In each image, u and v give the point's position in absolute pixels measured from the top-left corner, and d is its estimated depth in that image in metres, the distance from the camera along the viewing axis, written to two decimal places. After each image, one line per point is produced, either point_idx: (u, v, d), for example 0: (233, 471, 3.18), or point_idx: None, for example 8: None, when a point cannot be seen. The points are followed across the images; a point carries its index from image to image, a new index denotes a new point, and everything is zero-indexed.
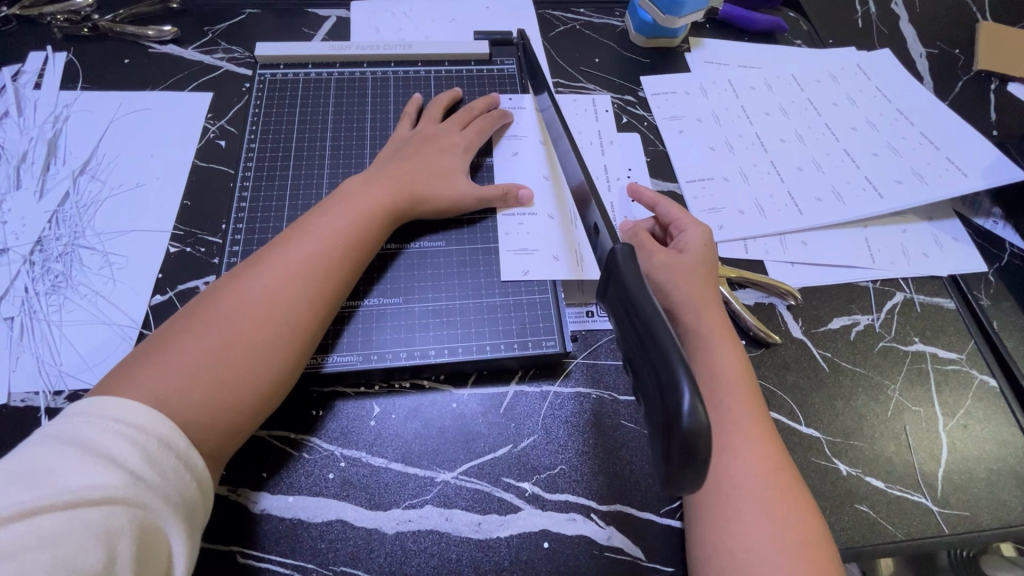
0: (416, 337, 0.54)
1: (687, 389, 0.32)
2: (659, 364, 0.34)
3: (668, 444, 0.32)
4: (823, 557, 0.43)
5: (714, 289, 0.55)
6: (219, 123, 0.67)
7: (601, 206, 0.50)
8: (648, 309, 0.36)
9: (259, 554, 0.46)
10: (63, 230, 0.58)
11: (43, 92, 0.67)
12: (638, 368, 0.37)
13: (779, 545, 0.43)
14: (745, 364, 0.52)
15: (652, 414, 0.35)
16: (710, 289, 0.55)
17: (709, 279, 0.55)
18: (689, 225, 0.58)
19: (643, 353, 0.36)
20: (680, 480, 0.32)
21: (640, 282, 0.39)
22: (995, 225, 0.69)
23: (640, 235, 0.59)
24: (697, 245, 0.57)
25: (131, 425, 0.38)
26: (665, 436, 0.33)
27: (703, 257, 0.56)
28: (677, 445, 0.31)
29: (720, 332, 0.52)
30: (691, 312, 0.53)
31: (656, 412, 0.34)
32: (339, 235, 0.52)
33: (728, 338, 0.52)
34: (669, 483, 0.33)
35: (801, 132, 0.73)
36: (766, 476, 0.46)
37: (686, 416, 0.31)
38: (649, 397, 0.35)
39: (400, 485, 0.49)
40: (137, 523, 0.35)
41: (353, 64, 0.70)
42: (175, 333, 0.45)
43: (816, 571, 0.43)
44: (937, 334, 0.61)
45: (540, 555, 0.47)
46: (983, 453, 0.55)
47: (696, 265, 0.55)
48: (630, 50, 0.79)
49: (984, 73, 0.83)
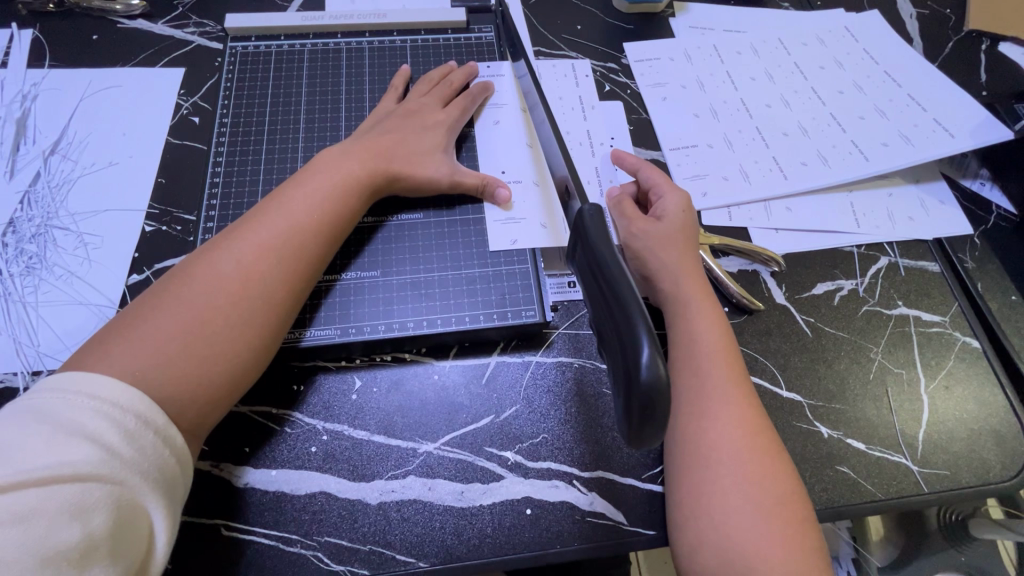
0: (396, 310, 0.54)
1: (646, 344, 0.33)
2: (622, 321, 0.34)
3: (629, 399, 0.33)
4: (799, 515, 0.44)
5: (695, 254, 0.55)
6: (192, 99, 0.65)
7: (574, 171, 0.49)
8: (614, 268, 0.37)
9: (243, 527, 0.46)
10: (36, 212, 0.58)
11: (10, 70, 0.65)
12: (606, 328, 0.37)
13: (754, 504, 0.44)
14: (726, 328, 0.52)
15: (616, 373, 0.36)
16: (692, 255, 0.55)
17: (690, 244, 0.55)
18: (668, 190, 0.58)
19: (609, 313, 0.36)
20: (644, 432, 0.33)
21: (609, 241, 0.39)
22: (981, 186, 0.69)
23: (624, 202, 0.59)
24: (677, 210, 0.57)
25: (106, 402, 0.38)
26: (628, 394, 0.34)
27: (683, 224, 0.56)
28: (636, 399, 0.33)
29: (702, 297, 0.52)
30: (673, 278, 0.53)
31: (620, 370, 0.35)
32: (314, 209, 0.51)
33: (710, 302, 0.52)
34: (631, 438, 0.34)
35: (787, 96, 0.72)
36: (743, 439, 0.46)
37: (645, 370, 0.32)
38: (614, 357, 0.36)
39: (383, 456, 0.49)
40: (115, 500, 0.36)
41: (327, 35, 0.69)
42: (148, 309, 0.44)
43: (792, 528, 0.43)
44: (921, 297, 0.61)
45: (523, 521, 0.47)
46: (964, 413, 0.55)
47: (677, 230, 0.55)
48: (613, 16, 0.77)
49: (975, 33, 0.81)
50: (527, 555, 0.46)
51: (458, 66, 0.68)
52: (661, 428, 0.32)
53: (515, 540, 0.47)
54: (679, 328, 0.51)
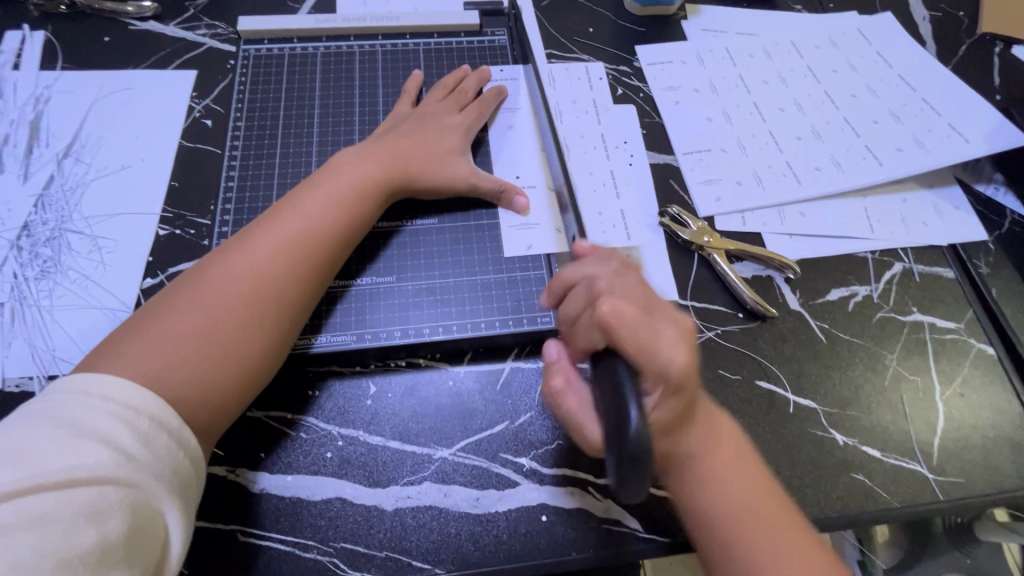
0: (411, 315, 0.54)
1: (633, 406, 0.36)
2: (614, 387, 0.38)
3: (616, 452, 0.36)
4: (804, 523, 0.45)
5: (687, 341, 0.43)
6: (204, 101, 0.65)
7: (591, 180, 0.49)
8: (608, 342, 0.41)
9: (260, 533, 0.46)
10: (50, 215, 0.58)
11: (23, 72, 0.65)
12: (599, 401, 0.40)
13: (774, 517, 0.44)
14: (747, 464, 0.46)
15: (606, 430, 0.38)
16: (681, 352, 0.41)
17: (674, 339, 0.42)
18: (596, 266, 0.47)
19: (601, 383, 0.40)
20: (627, 477, 0.35)
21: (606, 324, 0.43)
22: (996, 192, 0.68)
23: (562, 317, 0.48)
24: (631, 280, 0.46)
25: (121, 404, 0.38)
26: (614, 445, 0.36)
27: (627, 312, 0.41)
28: (621, 457, 0.35)
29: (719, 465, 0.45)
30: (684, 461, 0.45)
31: (609, 425, 0.37)
32: (327, 212, 0.51)
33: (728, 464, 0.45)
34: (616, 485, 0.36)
35: (800, 100, 0.71)
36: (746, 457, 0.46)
37: (632, 433, 0.35)
38: (604, 422, 0.39)
39: (398, 462, 0.49)
40: (131, 503, 0.35)
41: (339, 38, 0.68)
42: (161, 311, 0.44)
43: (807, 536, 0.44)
44: (935, 303, 0.61)
45: (538, 528, 0.47)
46: (979, 420, 0.55)
47: (634, 330, 0.41)
48: (625, 19, 0.77)
49: (989, 36, 0.81)
50: (542, 562, 0.46)
51: (470, 70, 0.68)
52: (643, 474, 0.34)
53: (530, 547, 0.47)
54: (705, 519, 0.44)
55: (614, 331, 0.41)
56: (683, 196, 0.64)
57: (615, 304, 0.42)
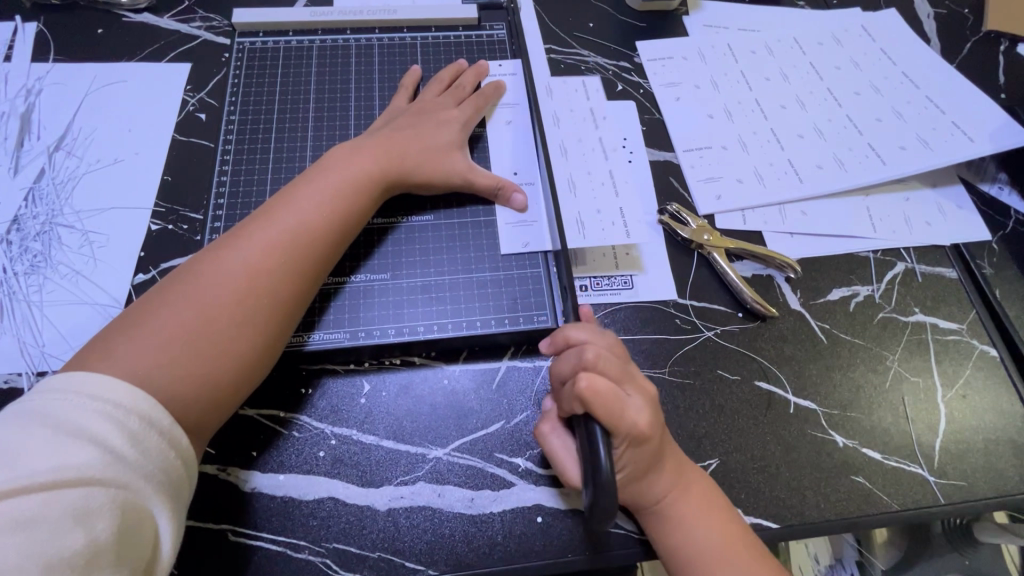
0: (405, 313, 0.53)
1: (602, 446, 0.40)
2: (586, 441, 0.41)
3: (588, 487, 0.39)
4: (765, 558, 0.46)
5: (654, 407, 0.46)
6: (198, 95, 0.64)
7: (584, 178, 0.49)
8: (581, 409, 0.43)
9: (251, 532, 0.46)
10: (40, 209, 0.57)
11: (14, 64, 0.64)
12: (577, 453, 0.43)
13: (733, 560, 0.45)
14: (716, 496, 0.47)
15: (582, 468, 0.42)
16: (647, 417, 0.44)
17: (642, 405, 0.44)
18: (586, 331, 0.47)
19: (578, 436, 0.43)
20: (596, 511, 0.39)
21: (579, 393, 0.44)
22: (1000, 191, 0.67)
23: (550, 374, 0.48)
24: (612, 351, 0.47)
25: (110, 403, 0.37)
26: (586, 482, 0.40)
27: (603, 387, 0.42)
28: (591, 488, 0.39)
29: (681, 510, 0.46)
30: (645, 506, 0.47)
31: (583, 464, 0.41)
32: (322, 207, 0.50)
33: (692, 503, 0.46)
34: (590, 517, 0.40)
35: (802, 97, 0.71)
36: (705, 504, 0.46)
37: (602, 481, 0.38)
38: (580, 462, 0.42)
39: (392, 462, 0.48)
40: (120, 504, 0.35)
41: (336, 31, 0.68)
42: (153, 308, 0.43)
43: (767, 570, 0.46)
44: (937, 304, 0.60)
45: (533, 529, 0.47)
46: (981, 423, 0.54)
47: (605, 402, 0.42)
48: (625, 14, 0.76)
49: (994, 34, 0.80)
50: (536, 564, 0.46)
51: (468, 64, 0.67)
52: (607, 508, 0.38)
53: (525, 548, 0.46)
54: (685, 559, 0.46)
55: (588, 403, 0.42)
56: (683, 194, 0.64)
57: (590, 377, 0.42)
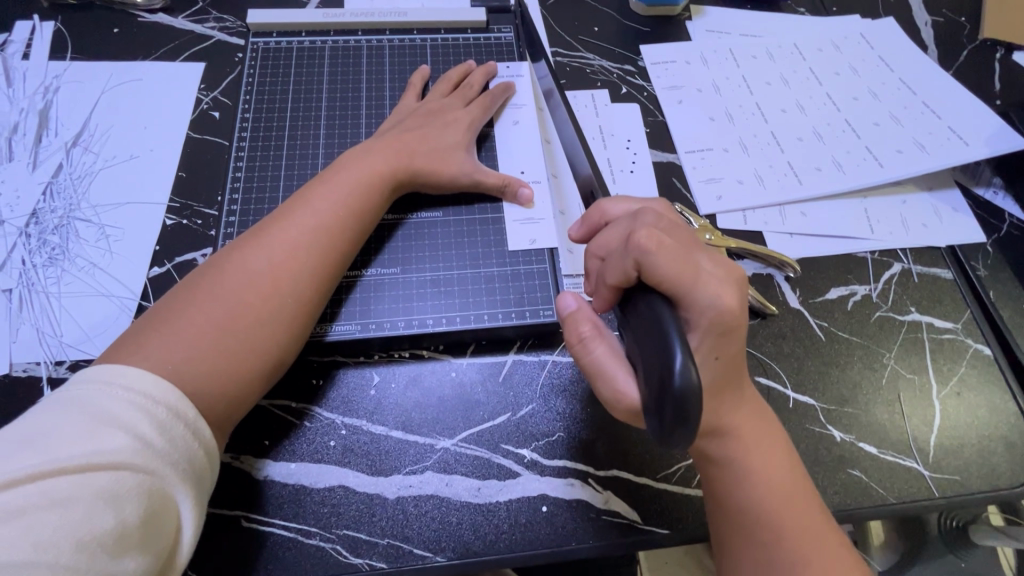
0: (415, 307, 0.54)
1: (679, 354, 0.35)
2: (653, 313, 0.39)
3: (661, 400, 0.35)
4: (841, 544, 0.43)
5: (732, 283, 0.41)
6: (212, 94, 0.66)
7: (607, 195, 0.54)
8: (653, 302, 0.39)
9: (263, 519, 0.47)
10: (58, 203, 0.58)
11: (32, 62, 0.66)
12: (634, 346, 0.40)
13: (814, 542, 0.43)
14: (798, 476, 0.45)
15: (648, 380, 0.37)
16: (728, 291, 0.40)
17: (719, 278, 0.41)
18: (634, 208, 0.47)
19: (643, 324, 0.39)
20: (672, 435, 0.35)
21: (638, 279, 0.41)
22: (994, 195, 0.69)
23: (595, 248, 0.45)
24: (674, 222, 0.45)
25: (139, 393, 0.38)
26: (659, 397, 0.35)
27: (667, 243, 0.40)
28: (667, 398, 0.34)
29: (779, 512, 0.43)
30: (732, 520, 0.44)
31: (653, 376, 0.36)
32: (340, 206, 0.52)
33: (766, 494, 0.44)
34: (662, 436, 0.35)
35: (802, 101, 0.72)
36: (782, 487, 0.44)
37: (679, 375, 0.34)
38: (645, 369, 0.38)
39: (401, 451, 0.50)
40: (146, 490, 0.36)
41: (347, 32, 0.69)
42: (180, 305, 0.45)
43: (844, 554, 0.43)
44: (933, 303, 0.62)
45: (539, 518, 0.48)
46: (975, 419, 0.56)
47: (670, 260, 0.40)
48: (629, 18, 0.78)
49: (990, 42, 0.82)
50: (542, 552, 0.47)
51: (477, 65, 0.68)
52: (693, 430, 0.34)
53: (530, 537, 0.47)
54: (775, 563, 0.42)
55: (656, 257, 0.40)
56: (684, 195, 0.65)
57: (653, 233, 0.41)
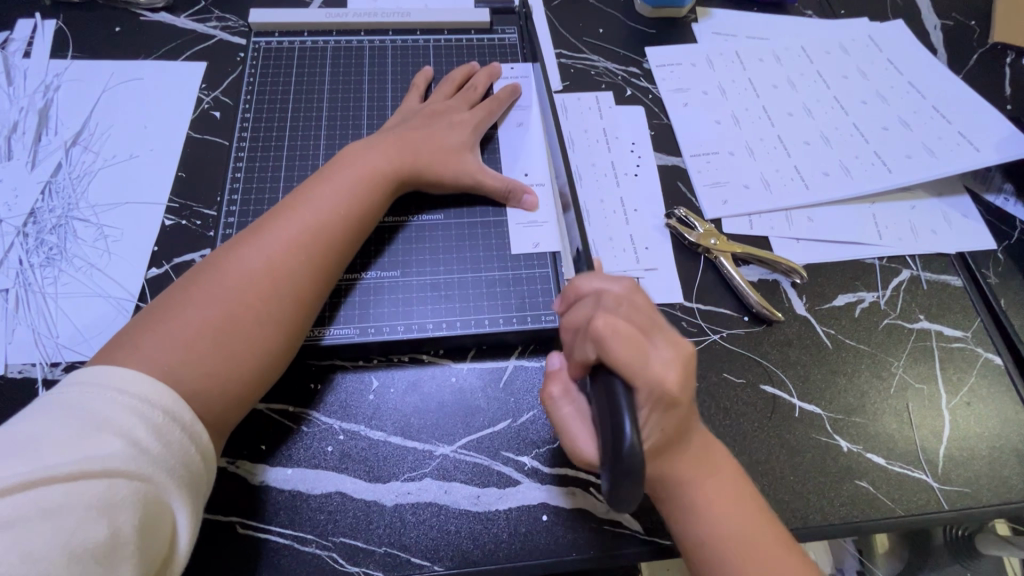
0: (415, 311, 0.54)
1: (627, 428, 0.35)
2: (609, 401, 0.38)
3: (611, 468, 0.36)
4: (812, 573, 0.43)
5: (685, 365, 0.42)
6: (213, 93, 0.65)
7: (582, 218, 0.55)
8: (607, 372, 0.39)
9: (259, 525, 0.46)
10: (57, 202, 0.58)
11: (33, 61, 0.65)
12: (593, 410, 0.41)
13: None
14: (754, 507, 0.44)
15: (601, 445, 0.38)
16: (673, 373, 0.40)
17: (669, 361, 0.40)
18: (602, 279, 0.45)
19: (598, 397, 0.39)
20: (621, 496, 0.36)
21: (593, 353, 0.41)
22: (1005, 202, 0.68)
23: (564, 324, 0.44)
24: (634, 297, 0.43)
25: (135, 397, 0.38)
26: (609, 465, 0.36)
27: (623, 329, 0.40)
28: (615, 467, 0.35)
29: (754, 536, 0.43)
30: (713, 558, 0.42)
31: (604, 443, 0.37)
32: (340, 204, 0.51)
33: (724, 528, 0.43)
34: (613, 497, 0.37)
35: (809, 104, 0.71)
36: (739, 521, 0.43)
37: (625, 448, 0.35)
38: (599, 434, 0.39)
39: (399, 458, 0.49)
40: (141, 497, 0.35)
41: (350, 32, 0.69)
42: (176, 305, 0.44)
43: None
44: (942, 311, 0.60)
45: (539, 527, 0.47)
46: (985, 430, 0.55)
47: (623, 348, 0.39)
48: (635, 20, 0.77)
49: (1000, 47, 0.80)
50: (542, 562, 0.46)
51: (480, 67, 0.68)
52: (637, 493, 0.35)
53: (529, 547, 0.46)
54: None
55: (608, 346, 0.39)
56: (690, 199, 0.64)
57: (609, 320, 0.40)
